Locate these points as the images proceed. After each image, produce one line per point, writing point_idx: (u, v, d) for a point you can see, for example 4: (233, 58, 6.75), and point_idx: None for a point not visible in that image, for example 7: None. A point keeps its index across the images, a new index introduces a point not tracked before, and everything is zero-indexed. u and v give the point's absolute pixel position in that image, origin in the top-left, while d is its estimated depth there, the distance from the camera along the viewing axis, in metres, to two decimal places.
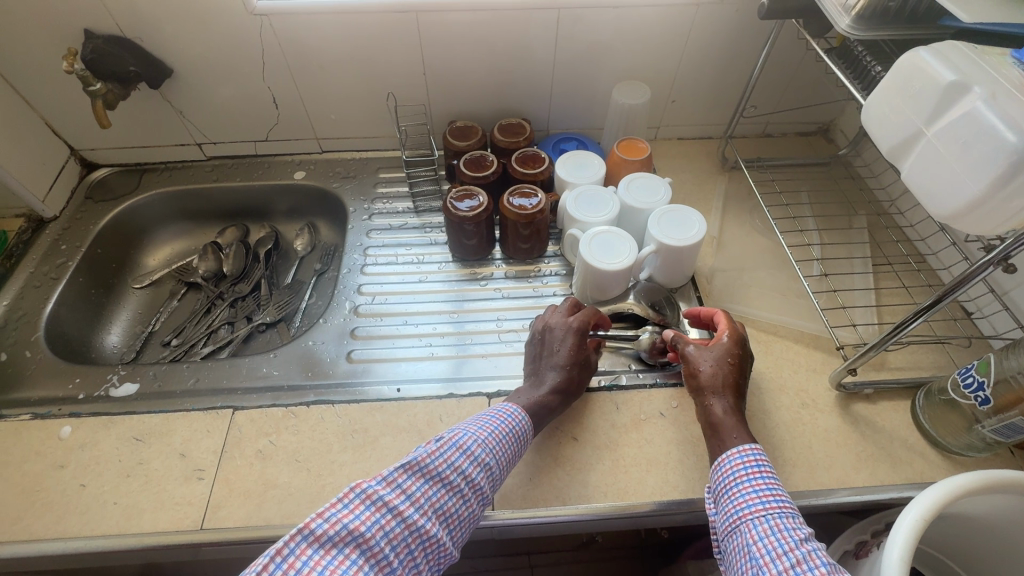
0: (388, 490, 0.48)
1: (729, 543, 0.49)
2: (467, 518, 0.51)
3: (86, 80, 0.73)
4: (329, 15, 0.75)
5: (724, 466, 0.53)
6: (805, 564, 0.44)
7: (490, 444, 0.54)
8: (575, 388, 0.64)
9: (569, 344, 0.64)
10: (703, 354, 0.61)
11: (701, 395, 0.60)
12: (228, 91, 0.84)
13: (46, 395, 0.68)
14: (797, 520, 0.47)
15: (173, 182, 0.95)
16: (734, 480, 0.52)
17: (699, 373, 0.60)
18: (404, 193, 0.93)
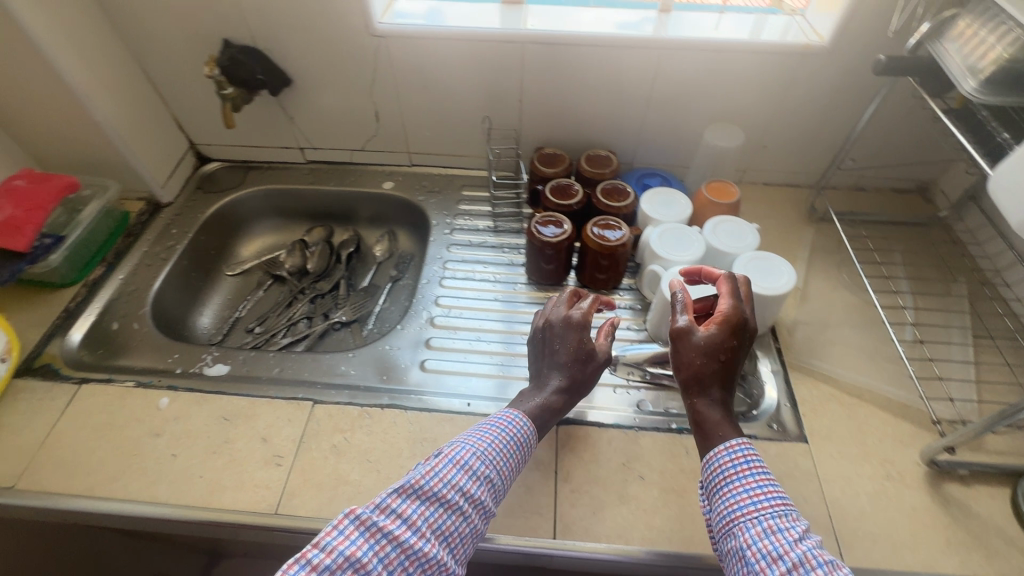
0: (382, 516, 0.46)
1: (722, 545, 0.47)
2: (470, 535, 0.50)
3: (220, 85, 0.81)
4: (441, 40, 0.79)
5: (712, 463, 0.50)
6: (801, 568, 0.41)
7: (487, 455, 0.53)
8: (582, 384, 0.62)
9: (569, 342, 0.62)
10: (690, 344, 0.55)
11: (687, 385, 0.55)
12: (337, 103, 0.90)
13: (149, 365, 0.74)
14: (792, 518, 0.45)
15: (274, 181, 1.02)
16: (724, 477, 0.49)
17: (682, 365, 0.55)
18: (485, 211, 0.95)
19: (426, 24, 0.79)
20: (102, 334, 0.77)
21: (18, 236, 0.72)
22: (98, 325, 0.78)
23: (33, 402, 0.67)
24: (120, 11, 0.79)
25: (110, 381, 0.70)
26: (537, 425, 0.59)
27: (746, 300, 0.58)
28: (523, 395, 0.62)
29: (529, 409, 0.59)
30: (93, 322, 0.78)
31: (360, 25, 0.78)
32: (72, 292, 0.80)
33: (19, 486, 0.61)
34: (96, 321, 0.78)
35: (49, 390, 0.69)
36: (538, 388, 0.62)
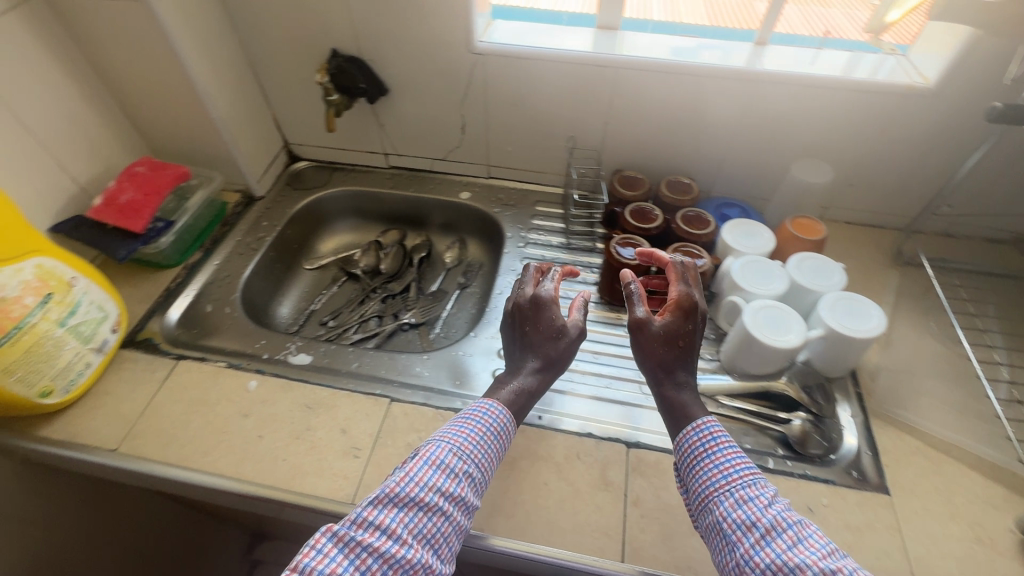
0: (361, 530, 0.48)
1: (702, 519, 0.53)
2: (454, 531, 0.52)
3: (327, 91, 0.86)
4: (536, 61, 0.82)
5: (683, 445, 0.56)
6: (773, 531, 0.47)
7: (462, 449, 0.56)
8: (558, 362, 0.62)
9: (540, 323, 0.63)
10: (651, 332, 0.59)
11: (650, 371, 0.60)
12: (427, 113, 0.94)
13: (239, 348, 0.78)
14: (758, 487, 0.51)
15: (357, 183, 1.07)
16: (696, 456, 0.55)
17: (645, 353, 0.59)
18: (558, 228, 0.97)
19: (523, 45, 0.82)
20: (197, 315, 0.82)
21: (137, 219, 0.77)
22: (194, 306, 0.83)
23: (136, 373, 0.73)
24: (244, 18, 0.85)
25: (204, 360, 0.74)
26: (515, 408, 0.61)
27: (692, 281, 0.64)
28: (497, 381, 0.63)
29: (505, 396, 0.60)
30: (189, 303, 0.83)
31: (461, 42, 0.82)
32: (173, 273, 0.86)
33: (121, 449, 0.66)
34: (193, 302, 0.84)
35: (151, 362, 0.74)
36: (511, 374, 0.63)
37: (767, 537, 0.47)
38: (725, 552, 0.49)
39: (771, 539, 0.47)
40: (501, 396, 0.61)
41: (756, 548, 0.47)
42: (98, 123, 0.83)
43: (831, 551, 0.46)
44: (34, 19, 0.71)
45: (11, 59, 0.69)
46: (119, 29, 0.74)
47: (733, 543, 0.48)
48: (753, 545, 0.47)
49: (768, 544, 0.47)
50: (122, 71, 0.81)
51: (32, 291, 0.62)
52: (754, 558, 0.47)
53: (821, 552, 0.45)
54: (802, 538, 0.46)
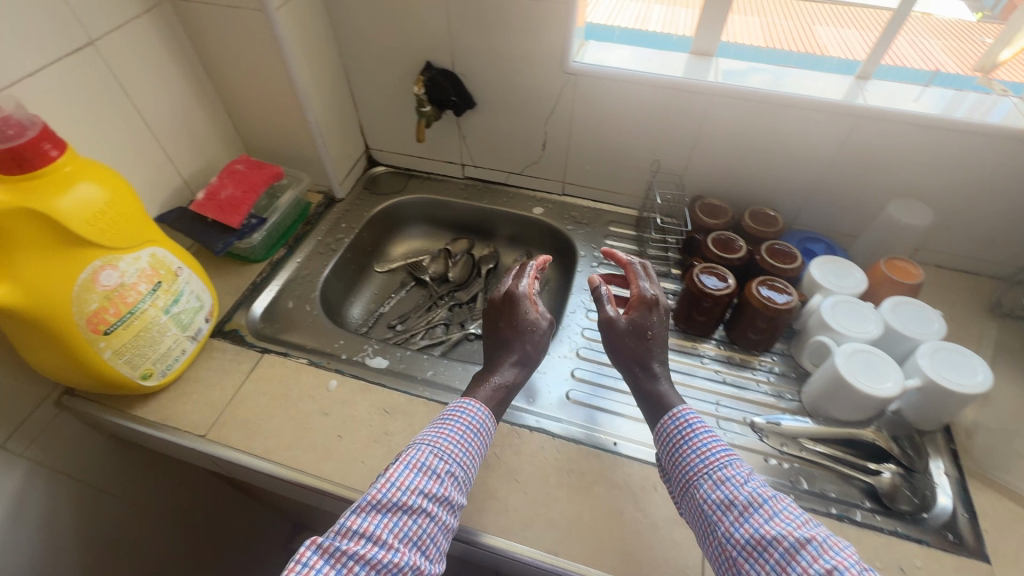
0: (346, 539, 0.50)
1: (687, 502, 0.57)
2: (440, 531, 0.54)
3: (421, 103, 0.88)
4: (628, 84, 0.82)
5: (661, 433, 0.61)
6: (751, 507, 0.52)
7: (441, 449, 0.58)
8: (534, 356, 0.68)
9: (513, 318, 0.68)
10: (620, 329, 0.66)
11: (625, 366, 0.66)
12: (511, 128, 0.95)
13: (318, 346, 0.80)
14: (734, 467, 0.56)
15: (432, 191, 1.09)
16: (676, 444, 0.59)
17: (620, 351, 0.66)
18: (631, 250, 0.96)
19: (618, 67, 0.82)
20: (279, 311, 0.85)
21: (235, 214, 0.81)
22: (277, 301, 0.86)
23: (224, 362, 0.75)
24: (346, 28, 0.88)
25: (287, 356, 0.77)
26: (493, 402, 0.65)
27: (651, 278, 0.71)
28: (477, 381, 0.67)
29: (484, 393, 0.64)
30: (272, 298, 0.86)
31: (555, 62, 0.83)
32: (259, 268, 0.89)
33: (209, 436, 0.68)
34: (275, 297, 0.87)
35: (237, 353, 0.77)
36: (492, 372, 0.66)
37: (746, 513, 0.51)
38: (709, 532, 0.53)
39: (749, 516, 0.51)
40: (482, 396, 0.64)
41: (736, 526, 0.51)
42: (204, 121, 0.87)
43: (801, 522, 0.51)
44: (162, 22, 0.76)
45: (139, 59, 0.73)
46: (235, 34, 0.78)
47: (715, 523, 0.53)
48: (732, 522, 0.52)
49: (748, 519, 0.51)
50: (231, 74, 0.85)
51: (146, 279, 0.64)
52: (734, 535, 0.51)
53: (794, 523, 0.50)
54: (774, 512, 0.51)
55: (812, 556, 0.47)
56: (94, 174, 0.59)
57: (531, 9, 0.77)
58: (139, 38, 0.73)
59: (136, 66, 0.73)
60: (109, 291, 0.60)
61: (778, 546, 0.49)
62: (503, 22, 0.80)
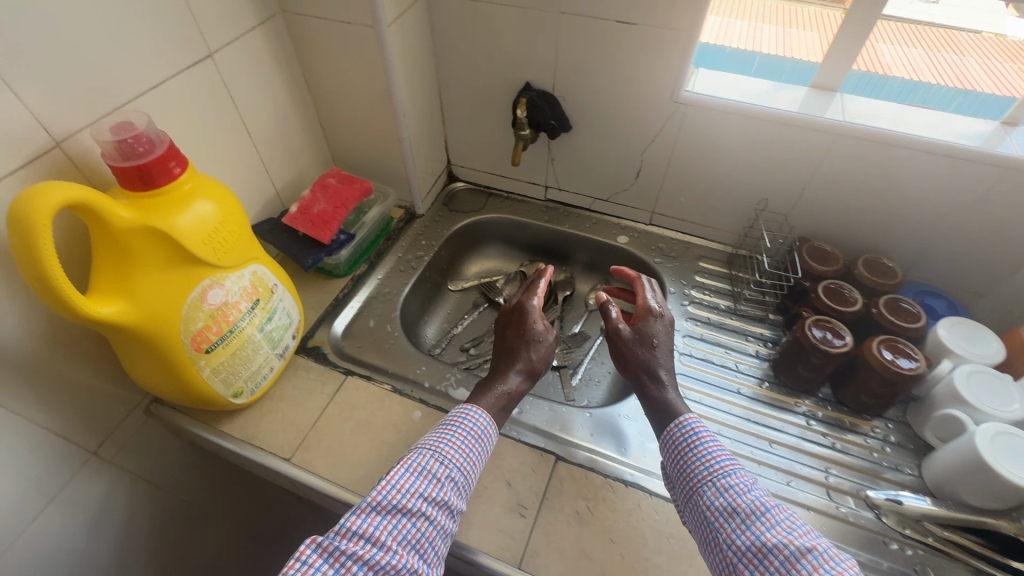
0: (346, 540, 0.51)
1: (689, 508, 0.58)
2: (438, 535, 0.55)
3: (521, 126, 0.86)
4: (742, 115, 0.77)
5: (666, 439, 0.62)
6: (753, 515, 0.53)
7: (442, 453, 0.59)
8: (538, 367, 0.71)
9: (518, 328, 0.72)
10: (627, 336, 0.69)
11: (632, 375, 0.69)
12: (605, 153, 0.91)
13: (399, 371, 0.78)
14: (736, 475, 0.57)
15: (512, 211, 1.05)
16: (681, 451, 0.60)
17: (628, 360, 0.69)
18: (724, 290, 0.90)
19: (734, 99, 0.77)
20: (359, 330, 0.83)
21: (326, 231, 0.80)
22: (358, 319, 0.85)
23: (308, 382, 0.74)
24: (446, 44, 0.87)
25: (371, 381, 0.75)
26: (494, 410, 0.66)
27: (656, 291, 0.75)
28: (483, 388, 0.68)
29: (486, 402, 0.65)
30: (354, 316, 0.85)
31: (664, 91, 0.79)
32: (342, 283, 0.88)
33: (294, 460, 0.67)
34: (357, 315, 0.85)
35: (321, 373, 0.75)
36: (495, 381, 0.68)
37: (747, 521, 0.53)
38: (710, 538, 0.54)
39: (751, 523, 0.52)
40: (484, 403, 0.65)
41: (738, 532, 0.52)
42: (299, 133, 0.87)
43: (802, 531, 0.51)
44: (272, 35, 0.76)
45: (249, 71, 0.73)
46: (342, 49, 0.77)
47: (717, 529, 0.54)
48: (735, 530, 0.53)
49: (750, 527, 0.52)
50: (330, 87, 0.84)
51: (247, 297, 0.63)
52: (736, 542, 0.52)
53: (796, 532, 0.51)
54: (776, 521, 0.52)
55: (812, 565, 0.48)
56: (210, 192, 0.58)
57: (648, 35, 0.73)
58: (251, 50, 0.72)
59: (246, 78, 0.73)
60: (214, 309, 0.59)
61: (779, 554, 0.49)
62: (614, 47, 0.76)
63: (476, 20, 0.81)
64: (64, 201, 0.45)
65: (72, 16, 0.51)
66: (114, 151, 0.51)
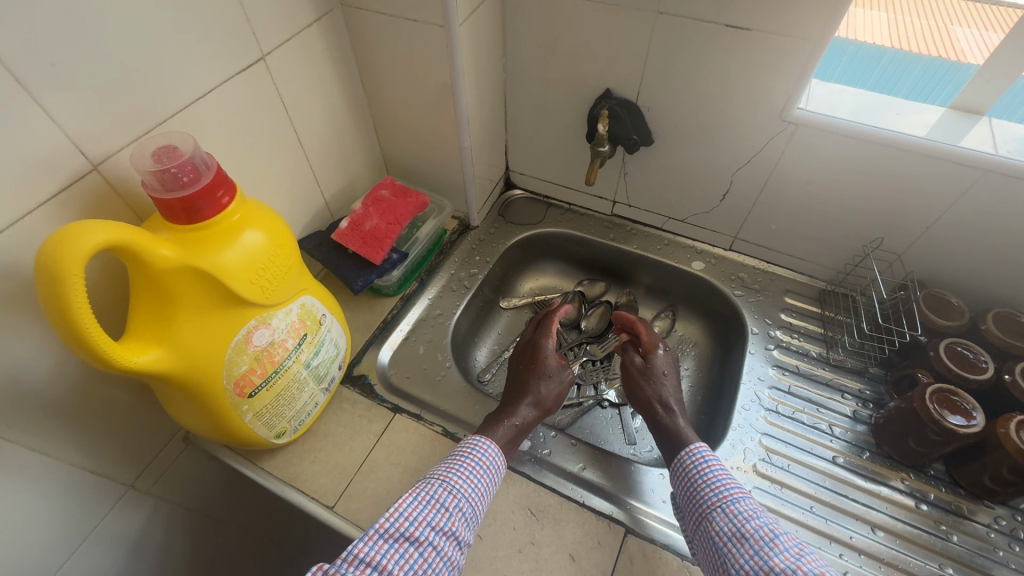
0: (352, 568, 0.48)
1: (698, 536, 0.55)
2: (446, 568, 0.51)
3: (600, 142, 0.75)
4: (864, 141, 0.65)
5: (677, 468, 0.60)
6: (761, 540, 0.50)
7: (452, 481, 0.56)
8: (548, 401, 0.68)
9: (531, 358, 0.71)
10: (636, 366, 0.70)
11: (645, 407, 0.68)
12: (688, 170, 0.81)
13: (449, 411, 0.71)
14: (745, 500, 0.54)
15: (573, 226, 0.96)
16: (689, 476, 0.58)
17: (639, 393, 0.69)
18: (816, 334, 0.79)
19: (856, 121, 0.65)
20: (406, 357, 0.77)
21: (378, 249, 0.73)
22: (406, 345, 0.78)
23: (354, 418, 0.68)
24: (519, 42, 0.77)
25: (420, 421, 0.69)
26: (505, 442, 0.63)
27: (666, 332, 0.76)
28: (492, 420, 0.65)
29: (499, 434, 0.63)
30: (403, 342, 0.79)
31: (770, 108, 0.68)
32: (390, 303, 0.81)
33: (338, 509, 0.61)
34: (405, 340, 0.79)
35: (368, 408, 0.69)
36: (508, 413, 0.66)
37: (755, 545, 0.50)
38: (719, 565, 0.52)
39: (759, 548, 0.50)
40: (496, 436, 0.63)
41: (746, 558, 0.50)
42: (353, 138, 0.80)
43: (810, 558, 0.49)
44: (330, 31, 0.68)
45: (305, 72, 0.66)
46: (406, 48, 0.69)
47: (725, 555, 0.51)
48: (743, 556, 0.50)
49: (757, 552, 0.50)
50: (389, 89, 0.76)
51: (294, 333, 0.57)
52: (744, 567, 0.50)
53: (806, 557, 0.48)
54: (784, 547, 0.50)
55: None
56: (260, 222, 0.52)
57: (761, 43, 0.62)
58: (308, 50, 0.65)
59: (300, 81, 0.65)
60: (259, 351, 0.53)
61: None
62: (718, 54, 0.66)
63: (557, 16, 0.71)
64: (99, 244, 0.40)
65: (116, 19, 0.44)
66: (155, 181, 0.45)
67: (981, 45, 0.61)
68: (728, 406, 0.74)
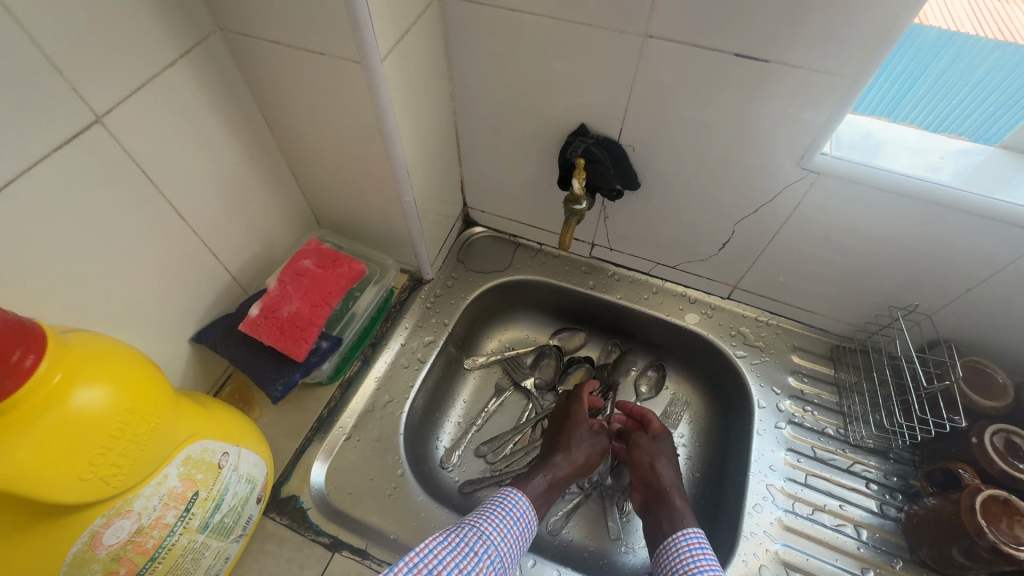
0: None
1: None
2: None
3: (576, 199, 0.60)
4: (898, 198, 0.53)
5: (670, 550, 0.56)
6: None
7: (482, 527, 0.53)
8: (580, 462, 0.63)
9: (577, 412, 0.68)
10: (643, 442, 0.66)
11: (644, 476, 0.63)
12: (679, 216, 0.68)
13: (405, 541, 0.58)
14: None
15: (546, 271, 0.82)
16: (679, 560, 0.54)
17: (639, 460, 0.64)
18: (832, 404, 0.69)
19: (894, 171, 0.52)
20: (350, 463, 0.63)
21: (300, 342, 0.58)
22: (348, 449, 0.64)
23: (281, 564, 0.55)
24: (467, 65, 0.61)
25: (366, 560, 0.55)
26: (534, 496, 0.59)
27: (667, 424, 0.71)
28: (525, 475, 0.62)
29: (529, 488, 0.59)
30: (344, 444, 0.64)
31: (783, 153, 0.54)
32: (327, 393, 0.67)
33: None
34: (346, 441, 0.64)
35: (299, 549, 0.56)
36: (541, 469, 0.62)
37: None
38: None
39: None
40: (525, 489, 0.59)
41: None
42: (265, 194, 0.63)
43: None
44: (209, 67, 0.50)
45: (175, 126, 0.49)
46: (313, 85, 0.52)
47: None
48: None
49: None
50: (303, 132, 0.59)
51: (175, 503, 0.42)
52: None
53: None
54: None
55: None
56: (97, 374, 0.36)
57: (771, 77, 0.49)
58: (175, 96, 0.48)
59: (169, 139, 0.49)
60: (117, 547, 0.38)
61: None
62: (718, 87, 0.52)
63: (512, 37, 0.56)
64: None
65: None
66: None
67: (944, 11, 0.47)
68: (735, 504, 0.63)
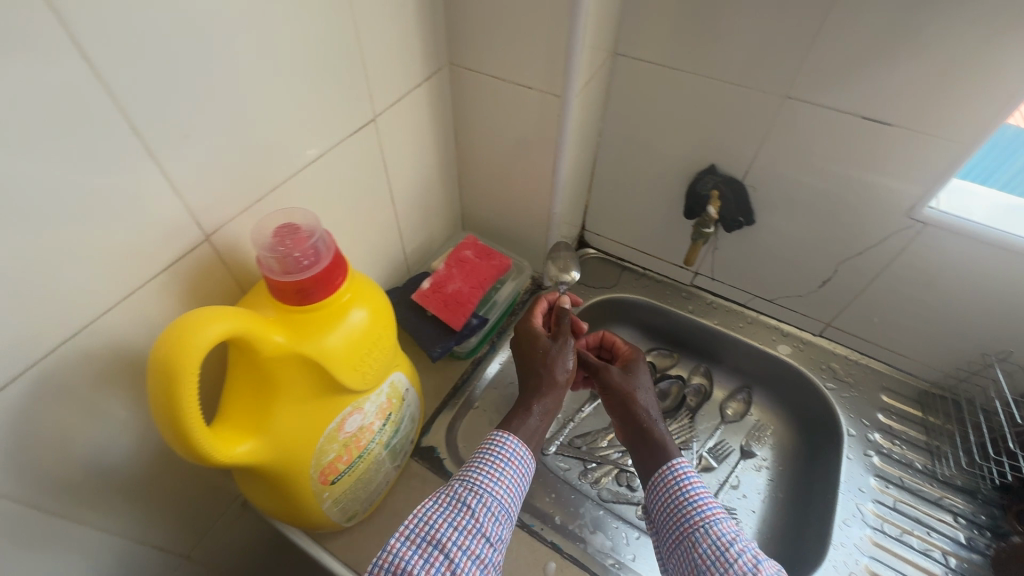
0: None
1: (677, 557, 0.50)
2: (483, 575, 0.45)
3: (706, 223, 0.76)
4: (998, 252, 0.60)
5: (657, 484, 0.53)
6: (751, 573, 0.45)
7: (470, 480, 0.49)
8: (557, 383, 0.58)
9: (536, 330, 0.63)
10: (613, 373, 0.62)
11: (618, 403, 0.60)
12: (788, 254, 0.76)
13: None
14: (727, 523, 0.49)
15: (648, 292, 0.92)
16: (669, 496, 0.52)
17: (612, 388, 0.61)
18: (920, 442, 0.73)
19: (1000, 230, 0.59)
20: (475, 429, 0.73)
21: (459, 314, 0.70)
22: (475, 417, 0.74)
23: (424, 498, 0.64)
24: (620, 109, 0.74)
25: None
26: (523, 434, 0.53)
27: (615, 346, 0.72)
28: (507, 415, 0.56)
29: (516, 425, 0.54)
30: (472, 412, 0.74)
31: (896, 204, 0.63)
32: (461, 366, 0.77)
33: None
34: (473, 410, 0.75)
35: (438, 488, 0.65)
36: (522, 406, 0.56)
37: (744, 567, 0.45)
38: None
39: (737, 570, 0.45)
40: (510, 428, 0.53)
41: None
42: (438, 194, 0.77)
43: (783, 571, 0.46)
44: (435, 89, 0.65)
45: (407, 131, 0.63)
46: (509, 112, 0.66)
47: None
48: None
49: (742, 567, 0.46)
50: (481, 147, 0.73)
51: (380, 414, 0.53)
52: None
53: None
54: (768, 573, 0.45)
55: None
56: (366, 300, 0.48)
57: (897, 138, 0.58)
58: (414, 108, 0.62)
59: (402, 140, 0.63)
60: (348, 437, 0.50)
61: None
62: (846, 142, 0.62)
63: (670, 89, 0.68)
64: (214, 339, 0.36)
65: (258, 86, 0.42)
66: (275, 260, 0.42)
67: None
68: (824, 519, 0.68)
